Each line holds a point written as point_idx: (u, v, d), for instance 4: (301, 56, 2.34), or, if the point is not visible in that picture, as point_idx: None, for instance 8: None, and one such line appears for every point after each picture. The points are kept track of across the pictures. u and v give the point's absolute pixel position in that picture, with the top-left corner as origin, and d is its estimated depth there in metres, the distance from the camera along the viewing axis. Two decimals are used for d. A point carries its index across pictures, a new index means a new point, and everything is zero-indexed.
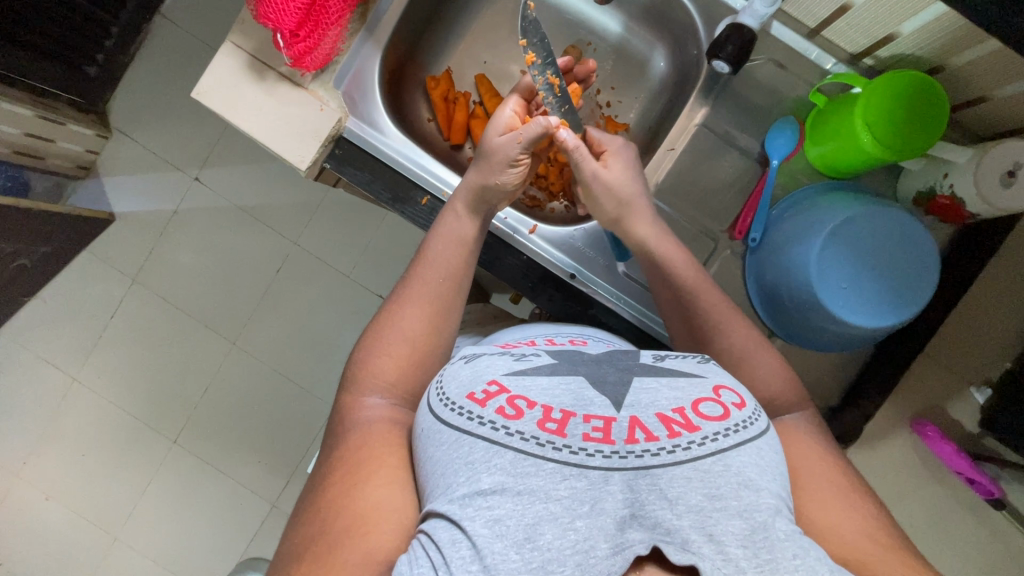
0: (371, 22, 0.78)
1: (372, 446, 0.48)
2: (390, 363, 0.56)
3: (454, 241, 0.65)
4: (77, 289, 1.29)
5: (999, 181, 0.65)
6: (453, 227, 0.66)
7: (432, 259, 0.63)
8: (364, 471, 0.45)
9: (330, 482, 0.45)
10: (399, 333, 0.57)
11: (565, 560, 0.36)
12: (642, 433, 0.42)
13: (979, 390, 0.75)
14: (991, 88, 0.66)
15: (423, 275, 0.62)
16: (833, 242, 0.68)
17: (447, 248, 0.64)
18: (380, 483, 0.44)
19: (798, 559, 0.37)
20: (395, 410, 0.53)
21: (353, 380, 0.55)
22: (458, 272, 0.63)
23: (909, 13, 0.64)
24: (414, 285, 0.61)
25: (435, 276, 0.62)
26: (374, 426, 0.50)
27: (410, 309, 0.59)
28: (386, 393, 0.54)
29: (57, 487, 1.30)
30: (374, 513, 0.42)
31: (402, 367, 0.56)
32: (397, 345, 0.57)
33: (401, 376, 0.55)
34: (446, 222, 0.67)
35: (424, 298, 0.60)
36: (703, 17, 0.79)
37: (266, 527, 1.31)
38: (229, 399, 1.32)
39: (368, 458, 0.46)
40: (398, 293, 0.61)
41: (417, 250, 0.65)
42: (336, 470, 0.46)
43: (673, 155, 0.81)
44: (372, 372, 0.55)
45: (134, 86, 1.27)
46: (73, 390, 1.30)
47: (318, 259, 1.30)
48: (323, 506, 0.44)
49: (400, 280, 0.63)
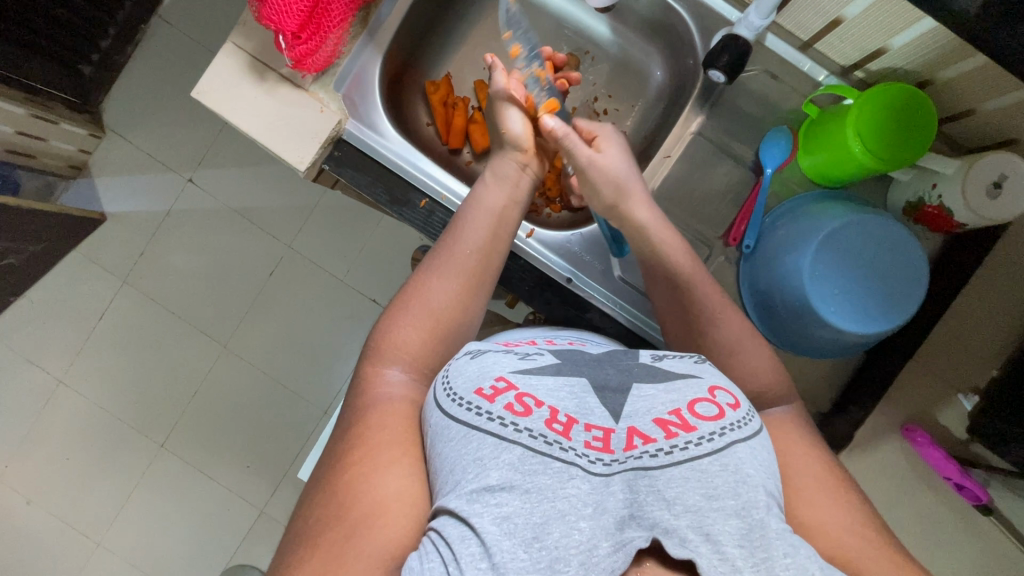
0: (371, 27, 0.79)
1: (390, 426, 0.47)
2: (415, 335, 0.56)
3: (489, 216, 0.65)
4: (64, 290, 1.28)
5: (986, 192, 0.67)
6: (489, 205, 0.66)
7: (463, 237, 0.63)
8: (383, 456, 0.45)
9: (346, 463, 0.45)
10: (423, 307, 0.58)
11: (570, 559, 0.36)
12: (640, 438, 0.43)
13: (967, 397, 0.76)
14: (978, 102, 0.68)
15: (458, 254, 0.61)
16: (829, 247, 0.69)
17: (479, 226, 0.64)
18: (397, 471, 0.44)
19: (789, 558, 0.38)
20: (413, 386, 0.53)
21: (374, 350, 0.55)
22: (492, 249, 0.63)
23: (900, 28, 0.66)
24: (450, 260, 0.61)
25: (471, 255, 0.62)
26: (393, 406, 0.49)
27: (439, 282, 0.59)
28: (406, 366, 0.54)
29: (40, 492, 1.28)
30: (390, 503, 0.42)
31: (425, 341, 0.56)
32: (422, 316, 0.57)
33: (421, 351, 0.56)
34: (482, 198, 0.67)
35: (453, 273, 0.60)
36: (701, 27, 0.80)
37: (255, 533, 1.30)
38: (218, 403, 1.30)
39: (389, 441, 0.46)
40: (427, 266, 0.61)
41: (445, 230, 0.65)
42: (353, 451, 0.45)
43: (668, 162, 0.83)
44: (395, 345, 0.55)
45: (129, 86, 1.27)
46: (58, 392, 1.28)
47: (310, 262, 1.29)
48: (336, 490, 0.43)
49: (429, 251, 0.63)
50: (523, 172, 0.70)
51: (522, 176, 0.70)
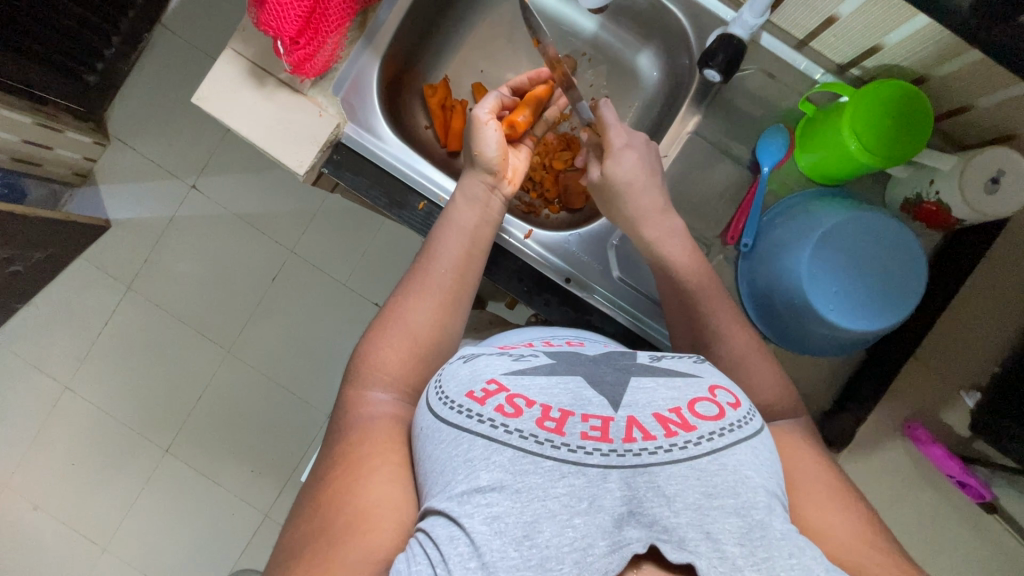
0: (370, 31, 0.80)
1: (376, 438, 0.48)
2: (393, 355, 0.56)
3: (461, 234, 0.66)
4: (70, 297, 1.29)
5: (984, 187, 0.66)
6: (462, 224, 0.67)
7: (437, 256, 0.63)
8: (368, 466, 0.45)
9: (331, 478, 0.45)
10: (402, 326, 0.58)
11: (563, 558, 0.37)
12: (640, 432, 0.42)
13: (970, 395, 0.75)
14: (975, 98, 0.68)
15: (433, 272, 0.62)
16: (819, 251, 0.69)
17: (453, 244, 0.65)
18: (381, 480, 0.44)
19: (794, 558, 0.38)
20: (399, 406, 0.53)
21: (355, 374, 0.56)
22: (465, 266, 0.64)
23: (895, 25, 0.66)
24: (425, 279, 0.61)
25: (446, 273, 0.62)
26: (376, 423, 0.50)
27: (415, 301, 0.60)
28: (387, 388, 0.54)
29: (46, 498, 1.29)
30: (375, 510, 0.42)
31: (405, 361, 0.56)
32: (400, 337, 0.57)
33: (403, 370, 0.56)
34: (454, 217, 0.67)
35: (429, 291, 0.61)
36: (696, 28, 0.81)
37: (259, 537, 1.30)
38: (222, 407, 1.31)
39: (370, 455, 0.46)
40: (403, 286, 0.62)
41: (420, 248, 0.65)
42: (336, 467, 0.46)
43: (665, 162, 0.83)
44: (375, 366, 0.55)
45: (133, 95, 1.28)
46: (64, 398, 1.29)
47: (312, 266, 1.30)
48: (322, 504, 0.43)
49: (406, 272, 0.63)
50: (491, 194, 0.71)
51: (491, 197, 0.71)
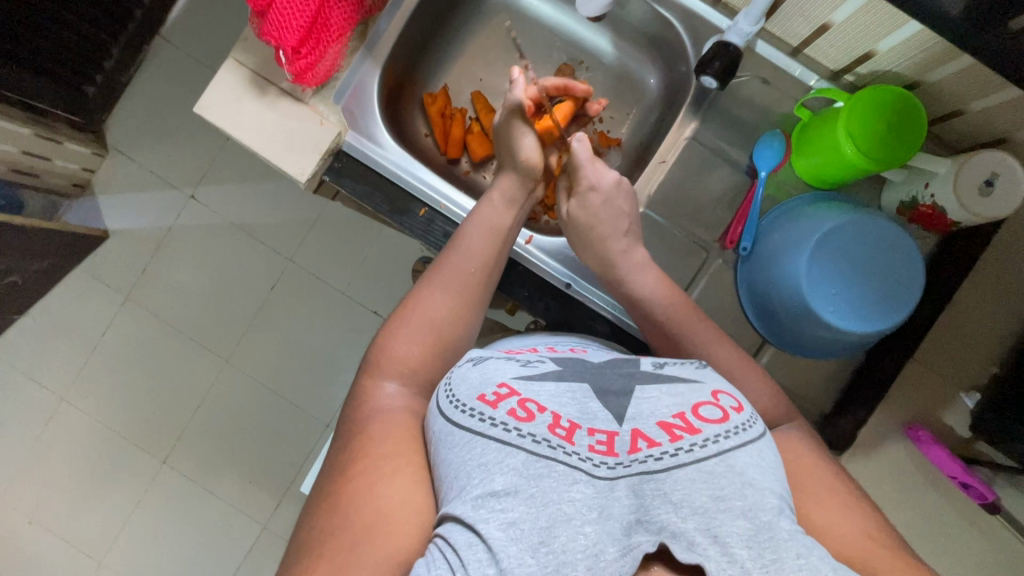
0: (370, 40, 0.81)
1: (391, 436, 0.47)
2: (417, 348, 0.57)
3: (489, 231, 0.66)
4: (68, 309, 1.29)
5: (978, 190, 0.67)
6: (491, 220, 0.67)
7: (465, 251, 0.64)
8: (386, 466, 0.45)
9: (349, 474, 0.45)
10: (421, 320, 0.58)
11: (576, 563, 0.37)
12: (644, 441, 0.43)
13: (969, 395, 0.76)
14: (967, 102, 0.70)
15: (459, 267, 0.63)
16: (822, 251, 0.70)
17: (480, 241, 0.65)
18: (400, 480, 0.44)
19: (802, 558, 0.38)
20: (411, 399, 0.53)
21: (374, 363, 0.56)
22: (489, 264, 0.65)
23: (887, 31, 0.67)
24: (451, 274, 0.62)
25: (471, 269, 0.63)
26: (390, 417, 0.50)
27: (440, 297, 0.60)
28: (404, 380, 0.54)
29: (42, 512, 1.28)
30: (394, 510, 0.42)
31: (426, 354, 0.57)
32: (423, 330, 0.58)
33: (423, 363, 0.56)
34: (486, 214, 0.68)
35: (456, 287, 0.61)
36: (692, 36, 0.82)
37: (258, 549, 1.29)
38: (220, 418, 1.30)
39: (390, 453, 0.46)
40: (426, 279, 0.62)
41: (446, 243, 0.66)
42: (356, 462, 0.46)
43: (664, 167, 0.84)
44: (395, 358, 0.56)
45: (131, 107, 1.29)
46: (61, 410, 1.28)
47: (312, 275, 1.30)
48: (342, 500, 0.43)
49: (431, 264, 0.64)
50: (527, 198, 0.72)
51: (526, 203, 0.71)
